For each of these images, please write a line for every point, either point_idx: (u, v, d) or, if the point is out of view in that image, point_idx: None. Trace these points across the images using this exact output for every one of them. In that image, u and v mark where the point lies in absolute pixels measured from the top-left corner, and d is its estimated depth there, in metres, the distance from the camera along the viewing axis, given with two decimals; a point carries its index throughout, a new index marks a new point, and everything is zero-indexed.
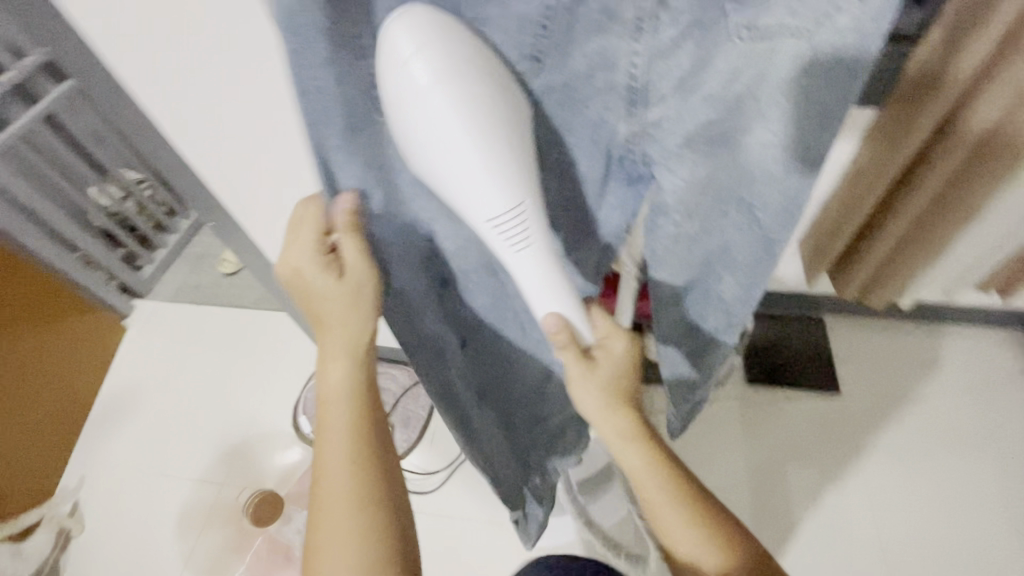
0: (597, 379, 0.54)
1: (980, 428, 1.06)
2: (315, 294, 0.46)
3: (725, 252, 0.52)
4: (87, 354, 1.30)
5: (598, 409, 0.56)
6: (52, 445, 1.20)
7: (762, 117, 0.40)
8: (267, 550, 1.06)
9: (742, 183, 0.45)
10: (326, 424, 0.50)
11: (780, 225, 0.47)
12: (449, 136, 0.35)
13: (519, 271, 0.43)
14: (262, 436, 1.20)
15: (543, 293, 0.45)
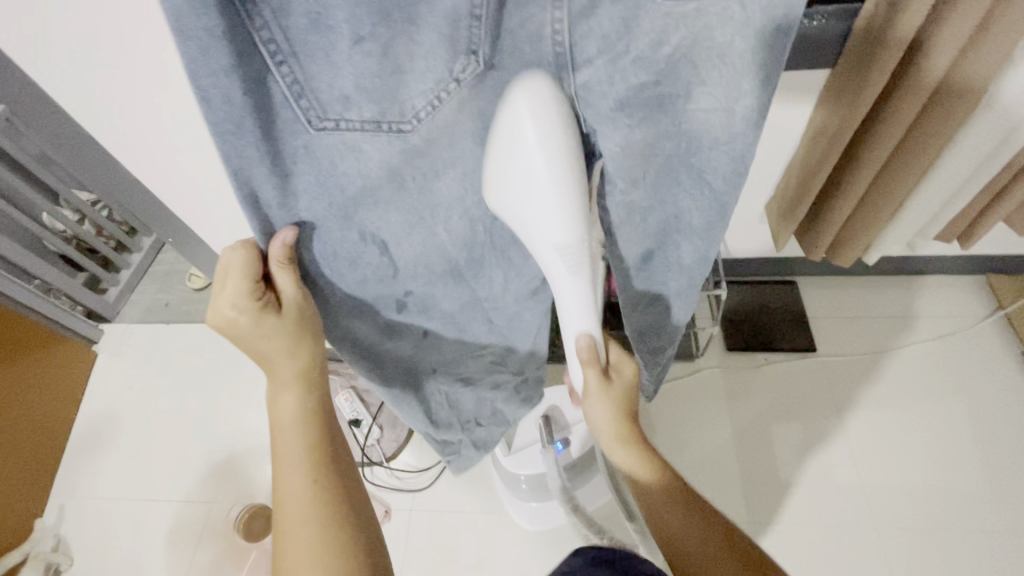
0: (610, 396, 0.59)
1: (952, 374, 1.10)
2: (250, 336, 0.47)
3: (678, 219, 0.50)
4: (59, 385, 1.26)
5: (608, 421, 0.60)
6: (32, 480, 1.17)
7: (702, 82, 0.39)
8: (263, 564, 1.05)
9: (689, 151, 0.44)
10: (283, 449, 0.50)
11: (730, 186, 0.46)
12: (536, 189, 0.38)
13: (563, 292, 0.47)
14: (247, 450, 1.18)
15: (580, 312, 0.50)
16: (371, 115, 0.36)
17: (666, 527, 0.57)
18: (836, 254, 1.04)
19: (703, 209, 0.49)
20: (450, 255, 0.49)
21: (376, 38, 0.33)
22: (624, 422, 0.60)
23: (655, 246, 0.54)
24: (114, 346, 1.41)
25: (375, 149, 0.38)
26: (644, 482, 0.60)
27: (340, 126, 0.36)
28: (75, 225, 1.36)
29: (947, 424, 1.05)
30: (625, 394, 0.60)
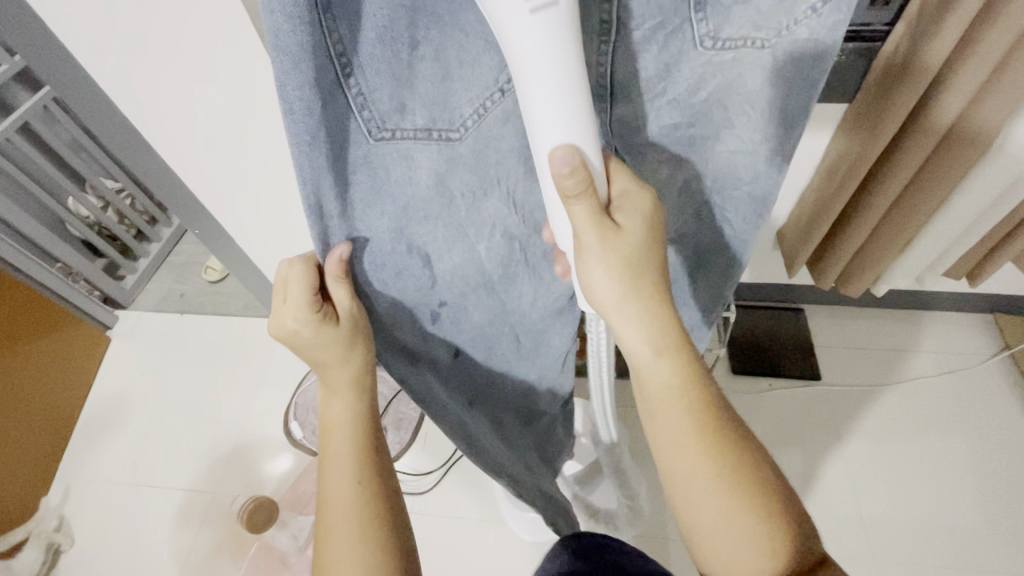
0: (621, 251, 0.41)
1: (955, 409, 1.10)
2: (309, 345, 0.49)
3: (700, 251, 0.54)
4: (74, 367, 1.29)
5: (618, 294, 0.43)
6: (40, 458, 1.19)
7: (731, 126, 0.43)
8: (262, 557, 1.06)
9: (714, 188, 0.48)
10: (331, 449, 0.52)
11: (746, 224, 0.51)
12: None
13: (544, 93, 0.32)
14: (253, 443, 1.20)
15: (552, 101, 0.33)
16: (424, 122, 0.38)
17: (675, 457, 0.47)
18: (850, 286, 1.04)
19: (721, 248, 0.53)
20: (486, 270, 0.52)
21: (428, 43, 0.35)
22: (644, 295, 0.43)
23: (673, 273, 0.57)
24: (127, 333, 1.43)
25: (426, 158, 0.40)
26: (659, 403, 0.46)
27: (396, 135, 0.38)
28: (100, 211, 1.39)
29: (946, 462, 1.05)
30: (642, 251, 0.42)
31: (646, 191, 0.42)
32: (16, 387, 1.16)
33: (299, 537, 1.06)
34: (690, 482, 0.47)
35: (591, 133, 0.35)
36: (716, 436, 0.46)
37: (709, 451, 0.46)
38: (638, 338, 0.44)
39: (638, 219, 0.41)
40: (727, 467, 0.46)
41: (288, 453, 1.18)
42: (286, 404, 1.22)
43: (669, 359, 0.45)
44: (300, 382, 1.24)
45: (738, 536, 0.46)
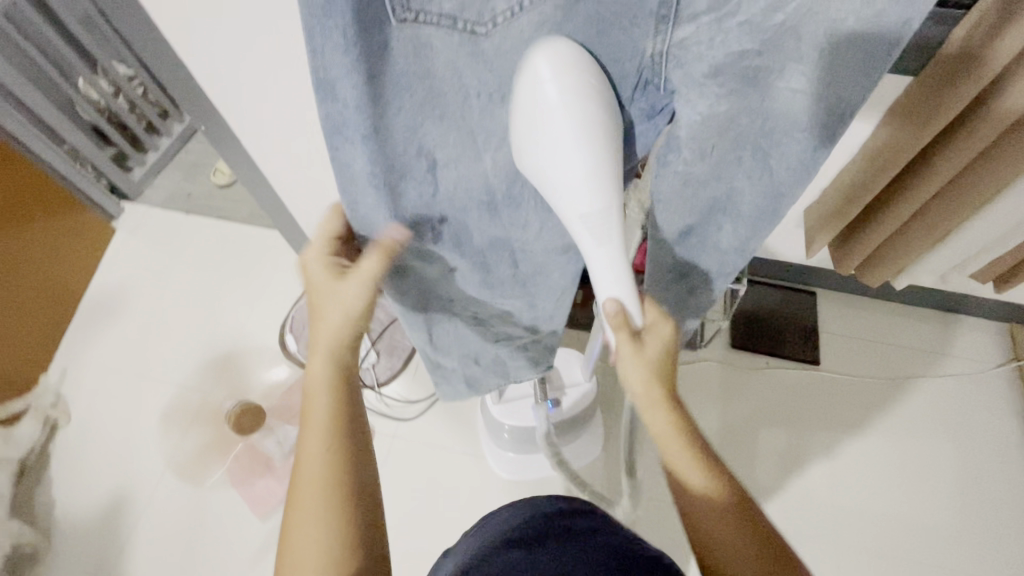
0: (646, 360, 0.52)
1: (951, 412, 1.09)
2: (316, 286, 0.53)
3: (730, 200, 0.51)
4: (75, 252, 1.29)
5: (643, 388, 0.54)
6: (39, 336, 1.22)
7: (798, 60, 0.39)
8: (246, 457, 1.09)
9: (764, 133, 0.45)
10: (305, 434, 0.51)
11: (793, 179, 0.47)
12: (566, 144, 0.39)
13: (600, 263, 0.46)
14: (248, 351, 1.21)
15: (610, 281, 0.47)
16: (451, 8, 0.34)
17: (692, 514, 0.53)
18: (871, 276, 1.01)
19: (757, 198, 0.50)
20: (491, 186, 0.47)
21: None
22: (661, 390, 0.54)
23: (699, 222, 0.54)
24: (132, 225, 1.42)
25: (444, 49, 0.37)
26: (684, 475, 0.53)
27: (420, 17, 0.34)
28: (111, 97, 1.34)
29: (933, 465, 1.05)
30: (661, 358, 0.54)
31: (666, 319, 0.55)
32: (17, 264, 1.17)
33: (285, 444, 1.09)
34: (719, 549, 0.51)
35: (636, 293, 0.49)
36: (734, 503, 0.52)
37: (731, 516, 0.51)
38: (666, 419, 0.54)
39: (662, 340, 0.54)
40: (747, 533, 0.50)
41: (284, 364, 1.19)
42: (284, 317, 1.22)
43: (687, 436, 0.54)
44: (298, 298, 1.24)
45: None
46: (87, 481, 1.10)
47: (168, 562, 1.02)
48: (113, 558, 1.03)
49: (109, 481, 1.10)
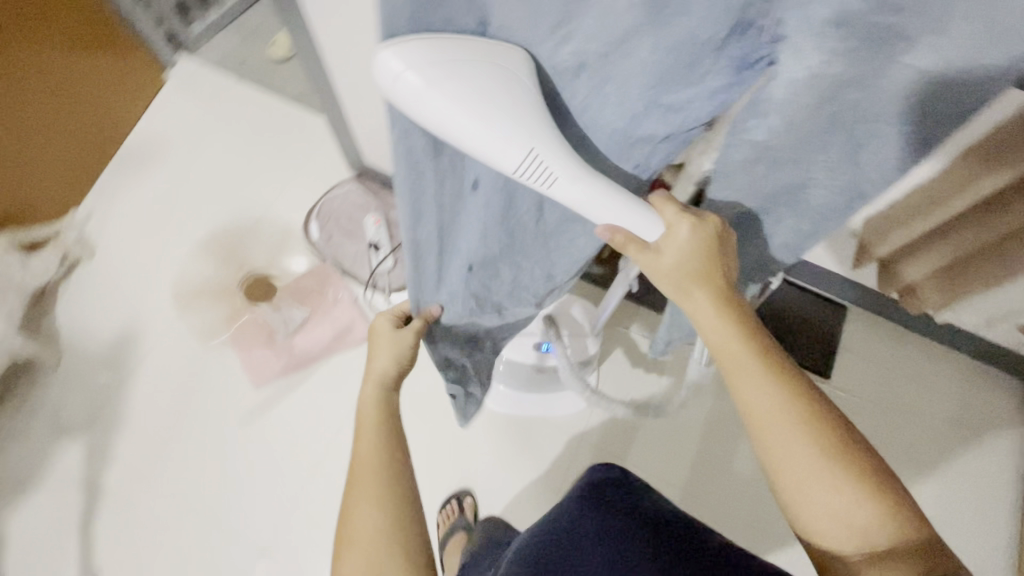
0: (669, 268, 0.51)
1: (946, 458, 1.06)
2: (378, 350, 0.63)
3: (804, 186, 0.49)
4: (121, 94, 1.30)
5: (679, 296, 0.52)
6: (75, 171, 1.24)
7: (941, 31, 0.32)
8: (252, 325, 1.12)
9: (866, 120, 0.40)
10: (354, 488, 0.54)
11: (879, 171, 0.44)
12: (452, 125, 0.38)
13: (574, 200, 0.45)
14: (272, 227, 1.22)
15: (591, 210, 0.46)
16: None
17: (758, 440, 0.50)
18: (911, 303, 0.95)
19: (835, 188, 0.48)
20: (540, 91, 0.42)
21: None
22: (703, 292, 0.51)
23: (764, 203, 0.53)
24: (184, 78, 1.41)
25: None
26: (748, 395, 0.50)
27: None
28: None
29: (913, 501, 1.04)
30: (691, 259, 0.51)
31: (686, 215, 0.50)
32: (66, 94, 1.18)
33: (290, 323, 1.12)
34: (793, 469, 0.48)
35: (630, 211, 0.47)
36: (813, 415, 0.49)
37: (808, 432, 0.48)
38: (725, 332, 0.51)
39: (699, 246, 0.50)
40: (826, 446, 0.48)
41: (305, 258, 1.20)
42: (313, 202, 1.23)
43: (754, 349, 0.50)
44: (332, 186, 1.24)
45: (848, 508, 0.47)
46: (101, 314, 1.15)
47: (163, 405, 1.07)
48: (113, 388, 1.09)
49: (121, 317, 1.15)
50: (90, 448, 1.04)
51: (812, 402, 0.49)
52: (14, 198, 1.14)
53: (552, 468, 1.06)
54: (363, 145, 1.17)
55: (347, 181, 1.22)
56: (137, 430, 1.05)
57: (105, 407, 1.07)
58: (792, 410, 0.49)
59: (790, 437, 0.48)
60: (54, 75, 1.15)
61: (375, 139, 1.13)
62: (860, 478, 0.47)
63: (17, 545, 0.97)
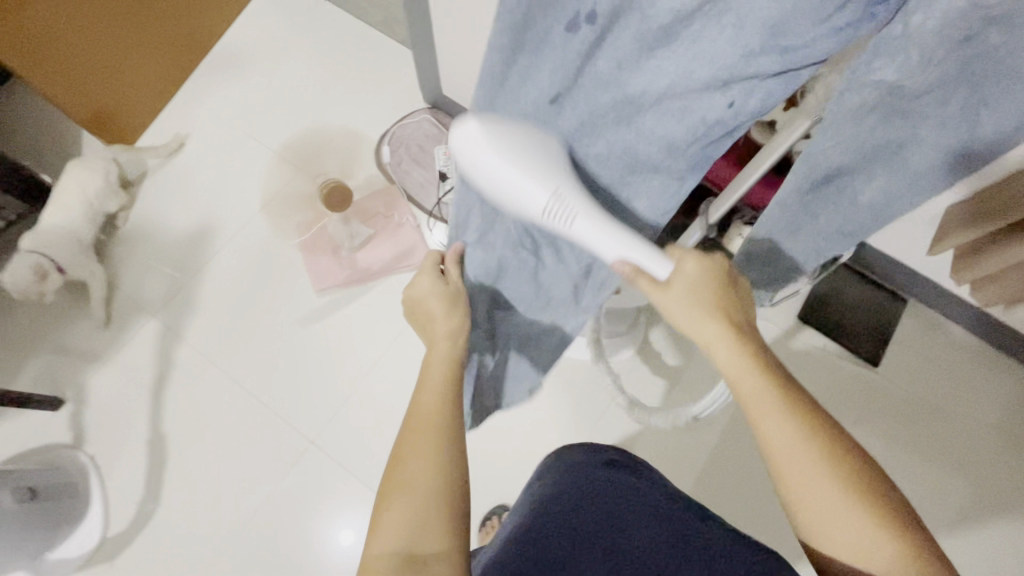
0: (682, 294, 0.49)
1: (984, 463, 1.04)
2: (423, 301, 0.61)
3: (901, 148, 0.46)
4: (215, 2, 1.32)
5: (694, 324, 0.49)
6: (162, 73, 1.28)
7: None
8: (319, 237, 1.18)
9: (997, 72, 0.38)
10: (411, 435, 0.50)
11: (990, 131, 0.42)
12: (493, 170, 0.44)
13: (587, 240, 0.48)
14: (345, 147, 1.26)
15: (606, 243, 0.48)
16: None
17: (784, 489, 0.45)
18: (981, 290, 0.94)
19: (934, 153, 0.45)
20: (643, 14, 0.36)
21: None
22: (719, 320, 0.49)
23: (850, 164, 0.49)
24: None
25: None
26: (768, 430, 0.45)
27: None
28: None
29: (942, 495, 1.03)
30: (700, 289, 0.49)
31: (692, 251, 0.50)
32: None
33: (355, 238, 1.15)
34: (819, 511, 0.43)
35: (642, 246, 0.48)
36: (838, 454, 0.43)
37: (833, 467, 0.43)
38: (740, 360, 0.47)
39: (705, 279, 0.50)
40: (852, 485, 0.42)
41: (362, 190, 1.23)
42: (386, 128, 1.25)
43: (772, 381, 0.46)
44: (406, 114, 1.26)
45: (882, 555, 0.41)
46: (182, 207, 1.22)
47: (232, 298, 1.14)
48: (188, 276, 1.16)
49: (200, 212, 1.21)
50: (165, 326, 1.13)
51: (838, 438, 0.44)
52: (107, 93, 1.20)
53: (586, 410, 1.09)
54: (443, 75, 1.18)
55: (421, 110, 1.24)
56: (209, 316, 1.13)
57: (182, 291, 1.15)
58: (820, 449, 0.43)
59: (815, 480, 0.43)
60: None
61: (456, 69, 1.13)
62: (894, 525, 0.41)
63: (97, 402, 1.08)
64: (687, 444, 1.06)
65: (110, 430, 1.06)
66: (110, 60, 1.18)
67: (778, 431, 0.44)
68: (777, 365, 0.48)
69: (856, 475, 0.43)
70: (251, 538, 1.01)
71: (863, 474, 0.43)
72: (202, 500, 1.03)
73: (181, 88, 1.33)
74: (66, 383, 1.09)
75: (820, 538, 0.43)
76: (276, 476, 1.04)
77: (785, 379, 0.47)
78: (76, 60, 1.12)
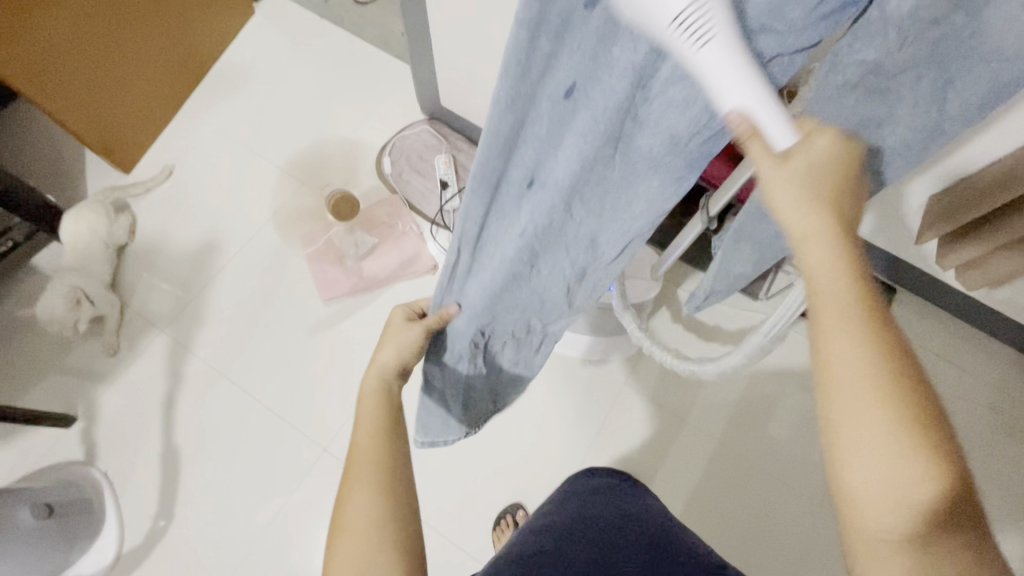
0: (791, 172, 0.38)
1: (975, 441, 1.09)
2: (386, 336, 0.57)
3: (880, 128, 0.47)
4: (210, 24, 1.35)
5: (791, 209, 0.38)
6: (160, 94, 1.30)
7: None
8: (324, 248, 1.20)
9: (963, 54, 0.39)
10: (349, 474, 0.48)
11: (960, 113, 0.44)
12: None
13: (714, 81, 0.34)
14: (348, 159, 1.29)
15: (736, 80, 0.34)
16: None
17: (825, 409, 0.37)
18: (965, 274, 0.98)
19: (913, 132, 0.46)
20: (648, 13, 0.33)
21: None
22: (824, 209, 0.38)
23: None
24: (271, 10, 1.46)
25: None
26: (833, 331, 0.36)
27: None
28: None
29: None
30: (813, 168, 0.38)
31: (822, 125, 0.40)
32: (157, 18, 1.24)
33: (361, 247, 1.18)
34: (859, 432, 0.35)
35: (769, 97, 0.36)
36: (908, 389, 0.35)
37: (898, 403, 0.34)
38: (834, 262, 0.37)
39: (821, 159, 0.39)
40: (910, 427, 0.34)
41: (367, 199, 1.26)
42: (387, 139, 1.28)
43: (857, 278, 0.37)
44: (407, 125, 1.29)
45: (912, 493, 0.34)
46: (187, 222, 1.24)
47: (239, 311, 1.16)
48: (197, 289, 1.18)
49: (207, 226, 1.23)
50: (174, 339, 1.14)
51: (910, 361, 0.35)
52: (108, 116, 1.21)
53: (592, 408, 1.11)
54: (441, 88, 1.21)
55: (420, 122, 1.27)
56: (218, 328, 1.15)
57: (190, 304, 1.17)
58: (892, 378, 0.35)
59: (873, 409, 0.34)
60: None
61: (453, 81, 1.17)
62: (938, 470, 0.33)
63: (107, 419, 1.08)
64: (691, 436, 1.09)
65: (122, 446, 1.07)
66: (113, 79, 1.20)
67: (851, 343, 0.35)
68: (869, 265, 0.38)
69: (925, 418, 0.34)
70: (264, 548, 1.01)
71: (934, 421, 0.34)
72: (215, 512, 1.03)
73: (180, 109, 1.35)
74: (76, 399, 1.10)
75: (850, 473, 0.35)
76: (289, 484, 1.05)
77: (879, 297, 0.37)
78: (79, 79, 1.13)
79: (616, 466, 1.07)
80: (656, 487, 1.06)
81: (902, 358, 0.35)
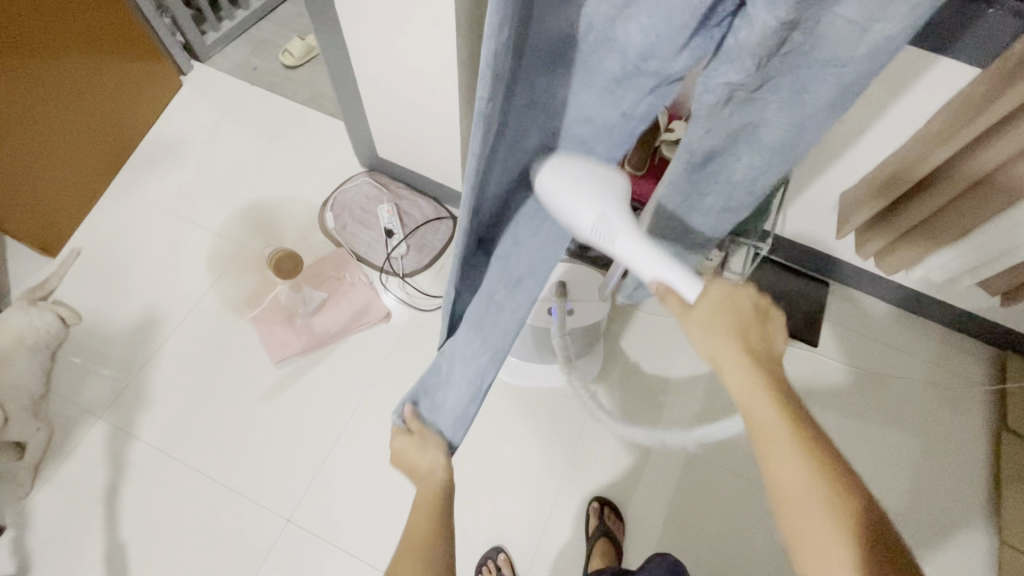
0: (707, 318, 0.46)
1: (924, 417, 1.14)
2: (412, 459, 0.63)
3: (755, 128, 0.51)
4: (136, 107, 1.35)
5: (714, 350, 0.46)
6: (88, 179, 1.27)
7: None
8: (273, 309, 1.17)
9: (805, 64, 0.44)
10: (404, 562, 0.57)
11: (820, 115, 0.48)
12: (561, 194, 0.47)
13: (627, 259, 0.48)
14: (288, 216, 1.29)
15: (644, 263, 0.47)
16: None
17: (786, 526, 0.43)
18: (881, 261, 1.04)
19: (785, 129, 0.51)
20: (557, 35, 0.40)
21: None
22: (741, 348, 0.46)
23: (720, 146, 0.53)
24: (200, 82, 1.47)
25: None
26: (780, 472, 0.43)
27: None
28: None
29: (896, 455, 1.11)
30: (725, 314, 0.47)
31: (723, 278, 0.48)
32: (83, 107, 1.23)
33: (309, 305, 1.16)
34: (815, 553, 0.41)
35: (678, 271, 0.47)
36: (840, 502, 0.41)
37: (834, 516, 0.41)
38: (751, 390, 0.44)
39: (729, 303, 0.47)
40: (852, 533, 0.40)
41: (310, 255, 1.24)
42: (327, 195, 1.30)
43: (780, 404, 0.44)
44: (346, 179, 1.31)
45: None
46: (122, 301, 1.19)
47: (184, 387, 1.10)
48: (136, 371, 1.12)
49: (144, 304, 1.18)
50: (114, 427, 1.07)
51: (845, 483, 0.42)
52: (37, 207, 1.17)
53: (560, 439, 1.10)
54: (375, 141, 1.23)
55: (359, 175, 1.29)
56: (162, 408, 1.09)
57: (129, 388, 1.10)
58: (826, 492, 0.41)
59: (816, 525, 0.41)
60: (72, 90, 1.19)
61: (387, 134, 1.19)
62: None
63: (41, 525, 0.99)
64: (661, 450, 1.09)
65: (59, 554, 0.97)
66: (34, 162, 1.14)
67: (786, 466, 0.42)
68: (790, 386, 0.45)
69: (859, 516, 0.41)
70: None
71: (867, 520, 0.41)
72: None
73: (107, 192, 1.32)
74: (5, 508, 1.00)
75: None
76: (251, 564, 0.98)
77: (804, 416, 0.44)
78: (7, 171, 1.09)
79: (592, 493, 1.06)
80: (634, 512, 1.05)
81: (835, 471, 0.42)
